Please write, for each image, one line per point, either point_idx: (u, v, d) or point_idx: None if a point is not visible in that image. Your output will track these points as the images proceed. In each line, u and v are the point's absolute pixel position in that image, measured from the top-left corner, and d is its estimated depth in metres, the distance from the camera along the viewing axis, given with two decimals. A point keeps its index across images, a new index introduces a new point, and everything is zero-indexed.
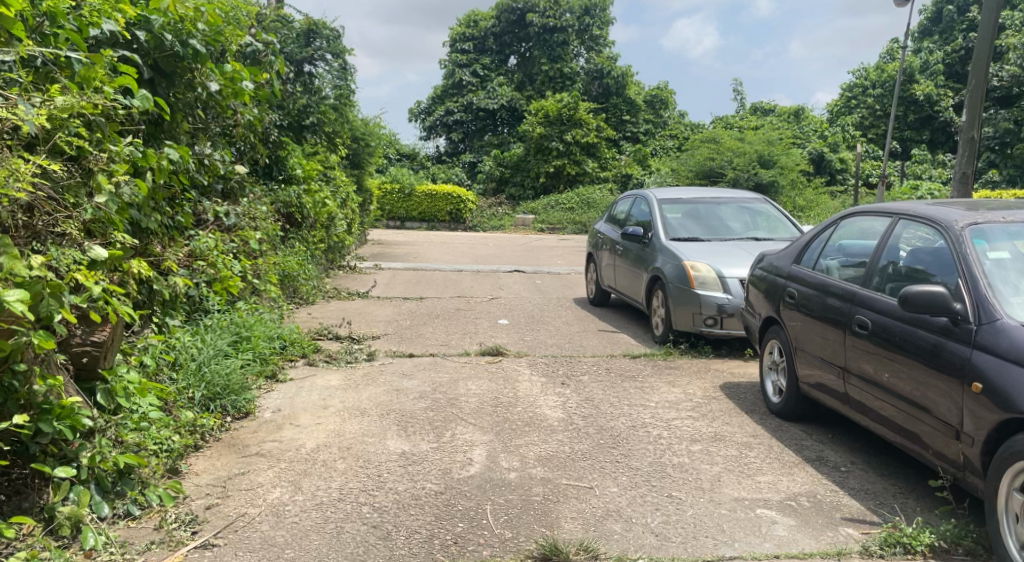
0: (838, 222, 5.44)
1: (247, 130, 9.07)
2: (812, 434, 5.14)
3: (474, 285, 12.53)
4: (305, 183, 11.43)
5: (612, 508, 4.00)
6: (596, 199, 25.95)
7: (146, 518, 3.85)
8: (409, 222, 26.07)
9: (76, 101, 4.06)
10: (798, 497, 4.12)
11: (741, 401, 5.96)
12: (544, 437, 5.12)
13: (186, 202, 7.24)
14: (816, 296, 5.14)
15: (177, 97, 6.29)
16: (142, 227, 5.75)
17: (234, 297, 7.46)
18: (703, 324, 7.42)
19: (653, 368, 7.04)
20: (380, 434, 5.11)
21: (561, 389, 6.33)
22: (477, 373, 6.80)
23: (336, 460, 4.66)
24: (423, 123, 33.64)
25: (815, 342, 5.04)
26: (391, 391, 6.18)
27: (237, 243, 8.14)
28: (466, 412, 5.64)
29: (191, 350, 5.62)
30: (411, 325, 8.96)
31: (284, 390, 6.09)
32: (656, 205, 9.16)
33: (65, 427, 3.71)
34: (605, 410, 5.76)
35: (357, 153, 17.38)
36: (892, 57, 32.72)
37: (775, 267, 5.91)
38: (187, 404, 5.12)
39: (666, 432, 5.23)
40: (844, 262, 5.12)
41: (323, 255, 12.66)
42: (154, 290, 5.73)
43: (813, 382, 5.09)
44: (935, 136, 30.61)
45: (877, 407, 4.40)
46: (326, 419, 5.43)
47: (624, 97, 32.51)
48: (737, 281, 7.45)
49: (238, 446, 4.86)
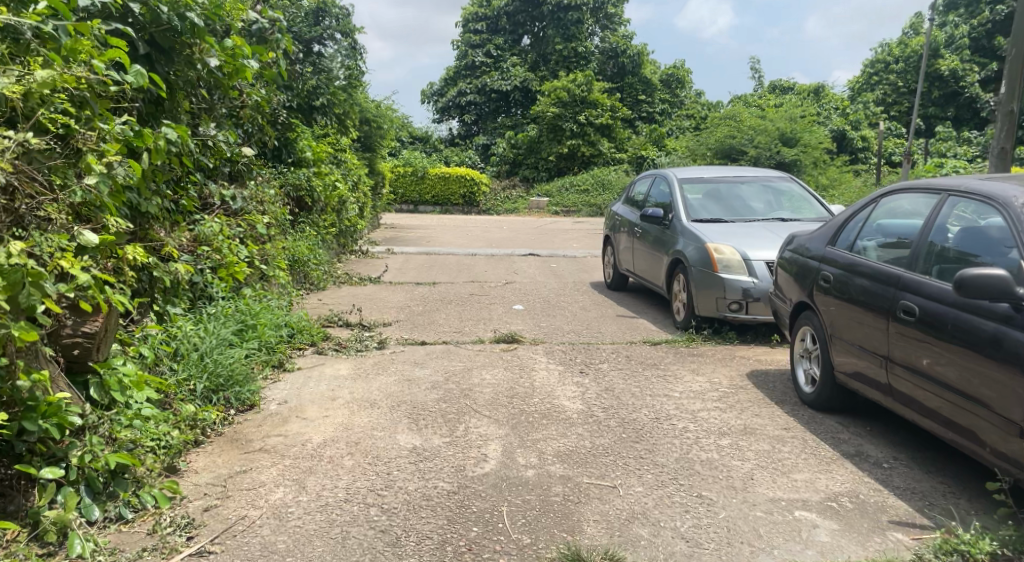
0: (878, 200, 5.11)
1: (254, 111, 8.80)
2: (849, 426, 4.83)
3: (488, 269, 12.25)
4: (315, 166, 11.17)
5: (638, 510, 3.72)
6: (612, 181, 25.55)
7: (139, 522, 3.59)
8: (423, 206, 25.80)
9: (57, 74, 3.81)
10: (839, 497, 3.83)
11: (770, 391, 5.65)
12: (563, 431, 4.84)
13: (190, 185, 6.99)
14: (854, 279, 4.81)
15: (175, 76, 6.03)
16: (141, 211, 5.50)
17: (241, 284, 7.21)
18: (727, 309, 7.10)
19: (675, 356, 6.73)
20: (390, 428, 4.85)
21: (580, 379, 6.04)
22: (492, 361, 6.53)
23: (343, 456, 4.40)
24: (435, 105, 33.25)
25: (852, 330, 4.73)
26: (402, 382, 5.91)
27: (244, 227, 7.87)
28: (480, 404, 5.36)
29: (194, 340, 5.36)
30: (423, 311, 8.70)
31: (291, 381, 5.84)
32: (676, 185, 8.82)
33: (52, 425, 3.46)
34: (627, 401, 5.47)
35: (369, 135, 17.08)
36: (916, 32, 32.02)
37: (806, 248, 5.58)
38: (189, 398, 4.87)
39: (693, 425, 4.93)
40: (884, 242, 4.79)
41: (335, 239, 12.42)
42: (155, 277, 5.48)
43: (851, 371, 4.78)
44: (960, 113, 29.97)
45: (925, 399, 4.11)
46: (334, 411, 5.17)
47: (640, 76, 31.99)
48: (763, 264, 7.11)
49: (241, 441, 4.60)
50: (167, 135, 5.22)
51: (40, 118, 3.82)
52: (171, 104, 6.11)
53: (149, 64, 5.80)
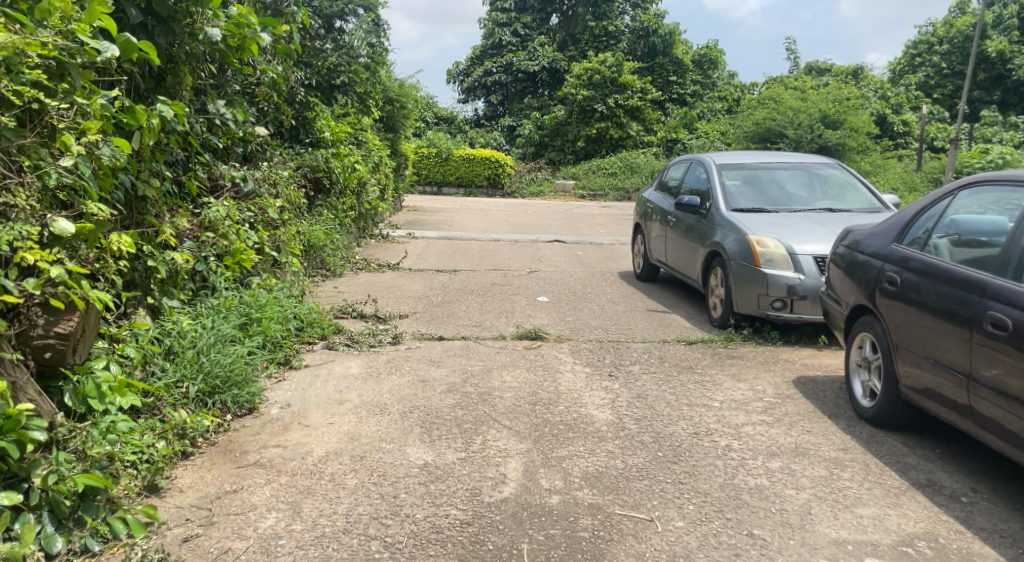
0: (956, 193, 4.55)
1: (271, 88, 8.37)
2: (915, 449, 4.33)
3: (512, 256, 11.74)
4: (333, 146, 10.71)
5: (680, 553, 3.26)
6: (641, 164, 24.94)
7: (109, 555, 3.16)
8: (446, 188, 25.39)
9: (18, 38, 3.40)
10: (916, 541, 3.35)
11: (822, 404, 5.12)
12: (591, 447, 4.34)
13: (196, 165, 6.56)
14: (929, 284, 4.27)
15: (172, 49, 5.61)
16: (136, 193, 5.08)
17: (249, 272, 6.78)
18: (770, 307, 6.55)
19: (713, 359, 6.20)
20: (399, 440, 4.38)
21: (609, 384, 5.54)
22: (514, 361, 6.04)
23: (346, 473, 3.93)
24: (460, 85, 32.69)
25: (925, 341, 4.21)
26: (416, 383, 5.44)
27: (255, 212, 7.33)
28: (500, 412, 4.88)
29: (190, 337, 4.88)
30: (442, 302, 8.22)
31: (296, 380, 5.38)
32: (713, 171, 8.24)
33: (10, 443, 2.99)
34: (662, 411, 4.96)
35: (392, 115, 16.60)
36: (962, 12, 30.98)
37: (867, 244, 5.04)
38: (180, 402, 4.38)
39: (737, 443, 4.42)
40: (959, 239, 4.29)
41: (355, 223, 11.99)
42: (151, 267, 5.02)
43: (921, 387, 4.27)
44: (1007, 97, 28.88)
45: (1013, 426, 3.61)
46: (340, 418, 4.69)
47: (670, 56, 31.03)
48: (810, 258, 6.53)
49: (234, 453, 4.11)
50: (161, 112, 4.77)
51: (4, 90, 3.45)
52: (173, 79, 5.73)
53: (146, 35, 5.38)
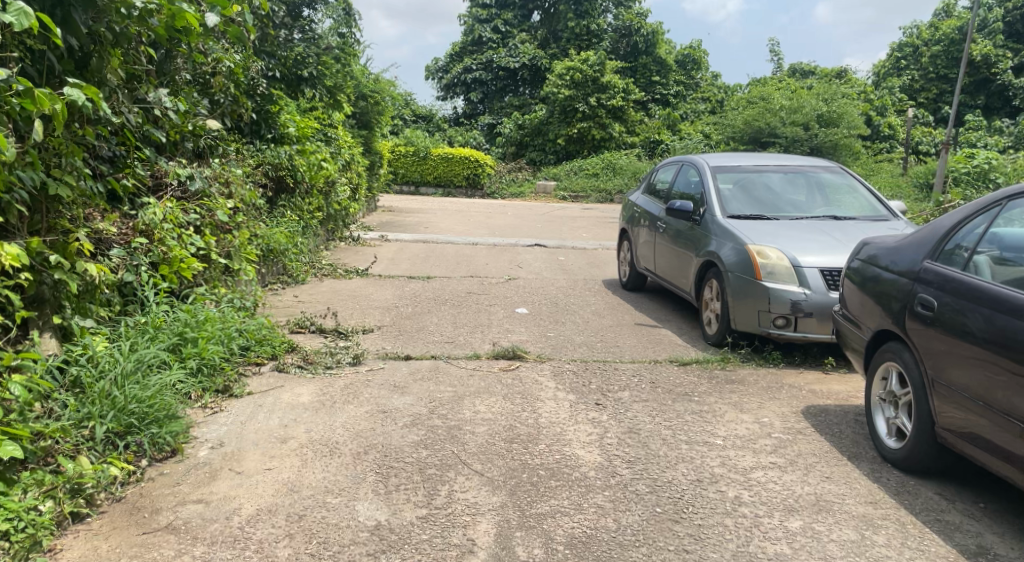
0: (1001, 203, 3.90)
1: (228, 79, 7.72)
2: (954, 503, 3.71)
3: (489, 261, 11.03)
4: (299, 142, 9.93)
5: None
6: (623, 164, 24.31)
7: None
8: (424, 188, 24.65)
9: None
10: None
11: (838, 442, 4.48)
12: (577, 501, 3.65)
13: (132, 161, 5.79)
14: (973, 308, 3.62)
15: (95, 25, 4.83)
16: (47, 192, 4.29)
17: (189, 283, 6.01)
18: (772, 325, 5.91)
19: (711, 383, 5.55)
20: (349, 492, 3.66)
21: (596, 415, 4.85)
22: (489, 386, 5.32)
23: (277, 542, 3.22)
24: (439, 82, 31.95)
25: (968, 378, 3.57)
26: (375, 414, 4.71)
27: (201, 213, 6.47)
28: (471, 453, 4.18)
29: (104, 365, 4.13)
30: (412, 314, 7.48)
31: (235, 412, 4.64)
32: (706, 174, 7.58)
33: None
34: (658, 451, 4.29)
35: (365, 111, 15.81)
36: (948, 16, 30.83)
37: (892, 261, 4.37)
38: (82, 447, 3.63)
39: (747, 494, 3.76)
40: (1006, 257, 3.67)
41: (322, 226, 11.23)
42: (61, 282, 4.25)
43: (962, 429, 3.63)
44: (991, 101, 28.67)
45: None
46: (280, 462, 3.97)
47: (654, 56, 30.38)
48: (817, 272, 5.88)
49: (143, 513, 3.39)
50: (71, 95, 3.95)
51: None
52: (99, 63, 4.94)
53: (61, 8, 4.57)
